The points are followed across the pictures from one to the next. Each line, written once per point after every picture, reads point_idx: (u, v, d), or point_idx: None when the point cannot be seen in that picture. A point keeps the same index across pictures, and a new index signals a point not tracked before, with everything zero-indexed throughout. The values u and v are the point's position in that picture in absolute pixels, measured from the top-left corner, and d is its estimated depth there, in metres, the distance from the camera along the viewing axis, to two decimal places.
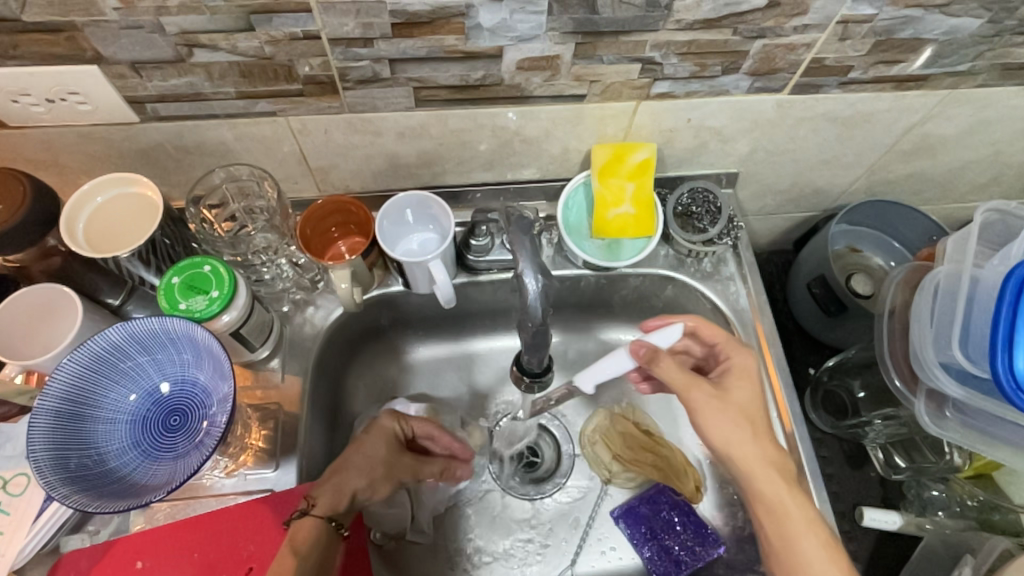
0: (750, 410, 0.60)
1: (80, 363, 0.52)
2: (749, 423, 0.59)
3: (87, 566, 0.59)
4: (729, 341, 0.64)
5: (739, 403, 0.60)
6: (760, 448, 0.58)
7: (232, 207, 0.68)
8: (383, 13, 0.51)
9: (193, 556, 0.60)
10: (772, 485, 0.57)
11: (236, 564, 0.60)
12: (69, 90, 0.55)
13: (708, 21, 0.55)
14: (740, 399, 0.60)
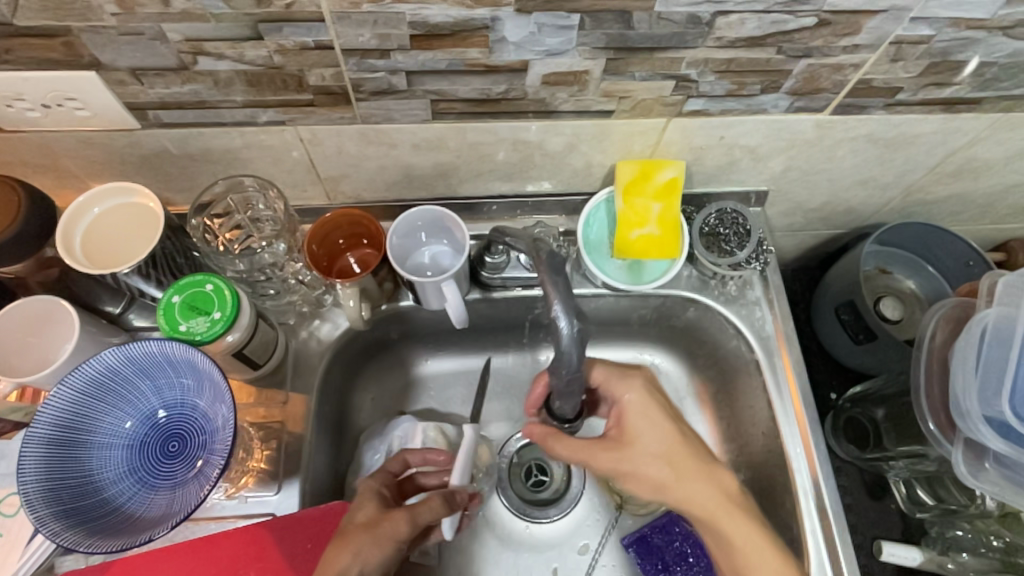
0: (666, 453, 0.59)
1: (75, 387, 0.50)
2: (698, 471, 0.58)
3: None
4: (609, 377, 0.63)
5: (653, 449, 0.59)
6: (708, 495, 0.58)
7: (237, 217, 0.65)
8: (401, 24, 0.47)
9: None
10: (726, 518, 0.57)
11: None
12: (67, 95, 0.52)
13: (751, 39, 0.51)
14: (649, 444, 0.59)
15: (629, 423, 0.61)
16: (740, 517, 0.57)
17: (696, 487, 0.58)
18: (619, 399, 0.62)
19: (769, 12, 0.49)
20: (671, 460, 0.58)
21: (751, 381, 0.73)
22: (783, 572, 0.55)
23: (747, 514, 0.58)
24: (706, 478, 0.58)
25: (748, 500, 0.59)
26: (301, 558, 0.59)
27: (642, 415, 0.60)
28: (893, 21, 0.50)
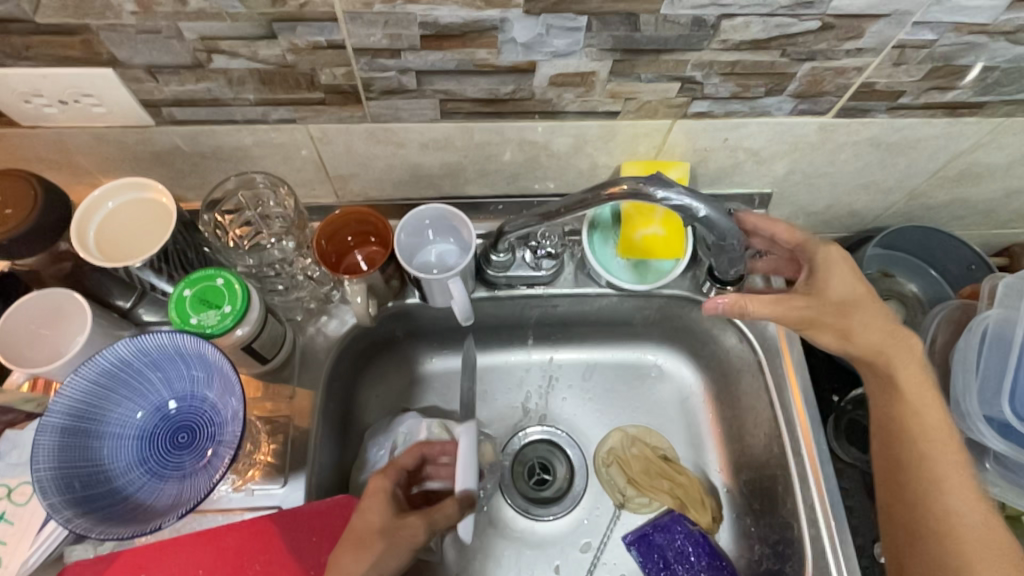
0: (881, 346, 0.59)
1: (88, 378, 0.51)
2: (899, 348, 0.59)
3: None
4: (805, 242, 0.62)
5: (848, 297, 0.59)
6: (883, 338, 0.58)
7: (247, 213, 0.66)
8: (412, 25, 0.48)
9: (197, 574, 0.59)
10: (924, 400, 0.58)
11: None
12: (83, 92, 0.53)
13: (755, 42, 0.52)
14: (845, 291, 0.59)
15: (825, 283, 0.60)
16: (914, 386, 0.58)
17: (900, 361, 0.59)
18: (814, 254, 0.62)
19: (773, 15, 0.49)
20: (894, 335, 0.59)
21: (754, 381, 0.74)
22: (953, 425, 0.56)
23: (926, 376, 0.59)
24: (903, 345, 0.59)
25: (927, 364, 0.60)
26: (306, 552, 0.60)
27: (837, 266, 0.60)
28: (895, 25, 0.51)
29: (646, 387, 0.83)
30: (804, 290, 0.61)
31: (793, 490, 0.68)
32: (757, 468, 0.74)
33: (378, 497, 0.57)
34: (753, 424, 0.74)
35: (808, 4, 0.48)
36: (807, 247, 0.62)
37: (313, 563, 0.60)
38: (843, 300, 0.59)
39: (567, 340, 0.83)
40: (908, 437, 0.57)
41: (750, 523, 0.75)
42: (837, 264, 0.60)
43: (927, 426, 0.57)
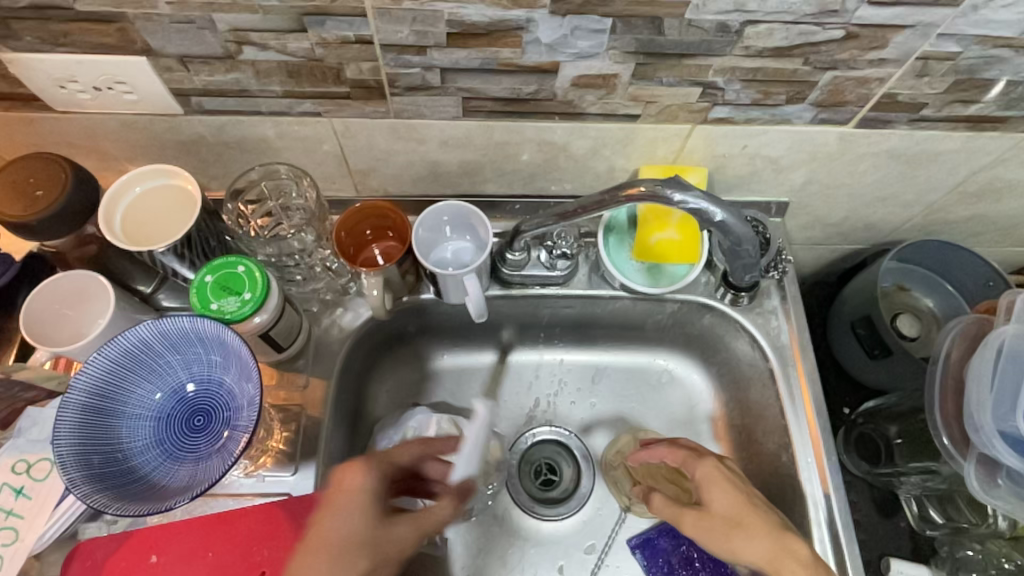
0: (737, 517, 0.57)
1: (109, 359, 0.52)
2: (779, 543, 0.54)
3: (103, 557, 0.59)
4: (687, 459, 0.64)
5: (725, 509, 0.58)
6: (765, 555, 0.54)
7: (269, 204, 0.67)
8: (439, 22, 0.49)
9: (206, 555, 0.60)
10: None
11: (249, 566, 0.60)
12: (116, 79, 0.54)
13: (778, 50, 0.52)
14: (722, 507, 0.58)
15: (707, 497, 0.59)
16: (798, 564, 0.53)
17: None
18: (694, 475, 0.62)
19: (798, 23, 0.50)
20: (745, 527, 0.56)
21: (766, 390, 0.74)
22: None
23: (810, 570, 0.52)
24: (792, 551, 0.53)
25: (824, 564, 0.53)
26: None
27: (712, 480, 0.60)
28: (920, 36, 0.51)
29: (655, 392, 0.83)
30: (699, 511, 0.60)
31: (802, 499, 0.68)
32: (765, 476, 0.73)
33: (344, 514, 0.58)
34: (763, 432, 0.74)
35: (832, 13, 0.49)
36: (688, 464, 0.64)
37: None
38: (690, 512, 0.60)
39: (578, 342, 0.84)
40: None
41: None
42: (717, 472, 0.60)
43: None
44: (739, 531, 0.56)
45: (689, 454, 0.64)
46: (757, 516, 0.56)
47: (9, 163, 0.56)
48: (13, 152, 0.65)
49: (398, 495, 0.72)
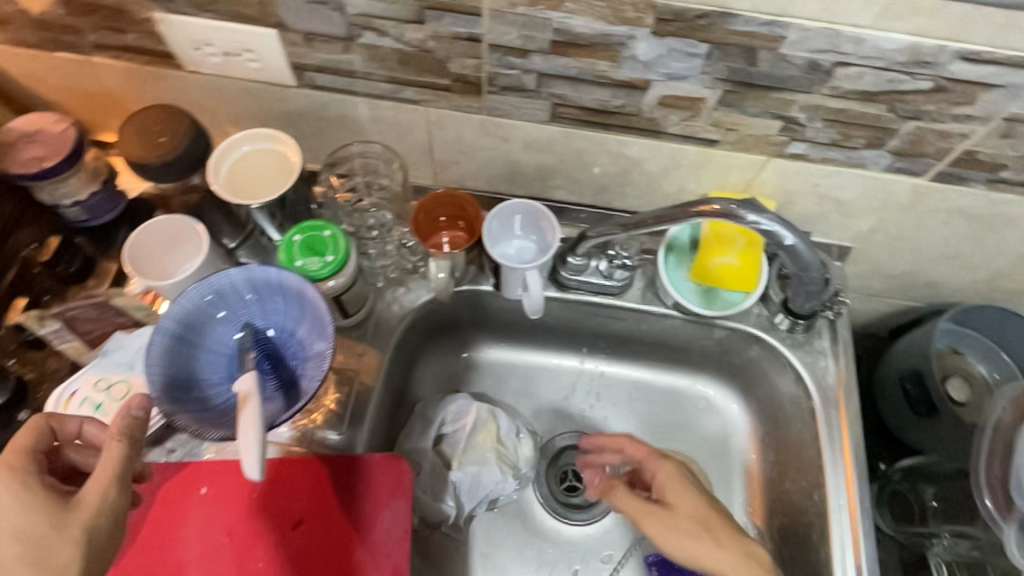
0: (699, 517, 0.59)
1: (201, 293, 0.57)
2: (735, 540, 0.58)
3: (159, 481, 0.63)
4: (648, 457, 0.66)
5: (688, 510, 0.60)
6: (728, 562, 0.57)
7: (355, 179, 0.71)
8: (546, 30, 0.53)
9: (251, 496, 0.63)
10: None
11: (288, 513, 0.63)
12: (245, 48, 0.60)
13: (865, 93, 0.54)
14: (686, 507, 0.60)
15: (667, 495, 0.62)
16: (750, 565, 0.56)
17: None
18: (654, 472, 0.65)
19: (888, 70, 0.52)
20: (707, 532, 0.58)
21: (805, 429, 0.74)
22: None
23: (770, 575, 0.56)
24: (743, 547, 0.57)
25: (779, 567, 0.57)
26: (351, 498, 0.63)
27: (674, 480, 0.63)
28: (1010, 97, 0.52)
29: (691, 417, 0.84)
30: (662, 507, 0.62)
31: (829, 539, 0.67)
32: (792, 514, 0.73)
33: (113, 467, 0.48)
34: (796, 471, 0.74)
35: (925, 64, 0.50)
36: (647, 461, 0.66)
37: (355, 511, 0.63)
38: (649, 510, 0.62)
39: (621, 356, 0.86)
40: None
41: (776, 569, 0.74)
42: (676, 474, 0.63)
43: None
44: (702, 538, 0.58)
45: (652, 452, 0.66)
46: (720, 522, 0.59)
47: (141, 111, 0.62)
48: (139, 102, 0.71)
49: (431, 473, 0.75)
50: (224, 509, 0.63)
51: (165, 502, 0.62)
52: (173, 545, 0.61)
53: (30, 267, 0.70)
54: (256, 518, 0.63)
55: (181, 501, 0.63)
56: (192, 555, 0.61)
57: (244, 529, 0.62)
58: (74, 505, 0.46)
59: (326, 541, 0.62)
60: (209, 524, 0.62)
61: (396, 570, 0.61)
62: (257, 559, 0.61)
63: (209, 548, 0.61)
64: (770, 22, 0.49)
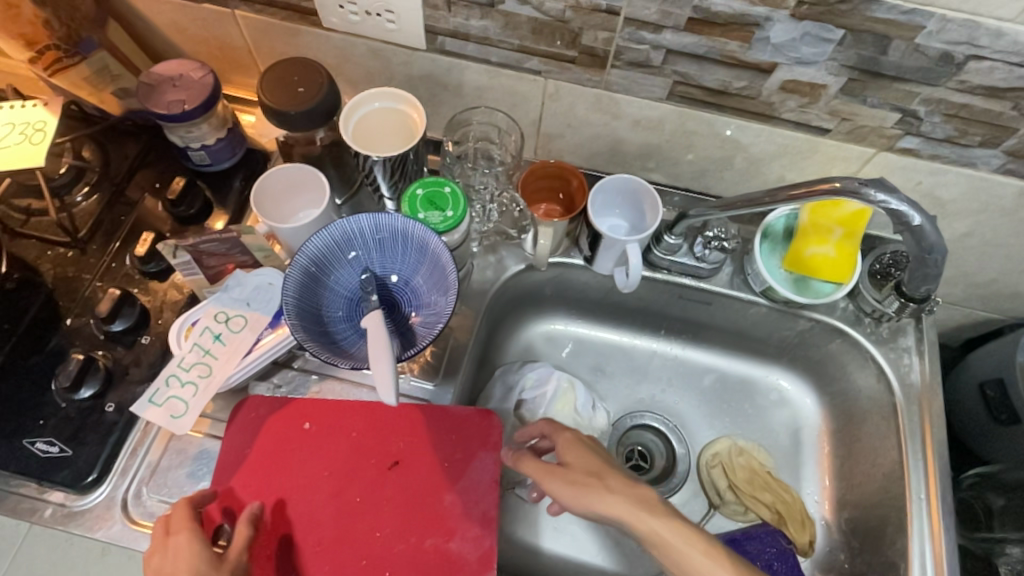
0: (594, 470, 0.57)
1: (331, 236, 0.60)
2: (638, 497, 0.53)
3: (264, 414, 0.66)
4: (552, 428, 0.63)
5: (579, 464, 0.58)
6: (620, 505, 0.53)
7: (467, 146, 0.75)
8: (685, 6, 0.55)
9: (350, 434, 0.66)
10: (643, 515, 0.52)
11: (385, 453, 0.66)
12: (387, 8, 0.63)
13: (992, 89, 0.56)
14: (581, 464, 0.58)
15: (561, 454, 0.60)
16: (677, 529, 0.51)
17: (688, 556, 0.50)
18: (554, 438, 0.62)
19: (1021, 66, 0.53)
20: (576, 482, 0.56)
21: (884, 424, 0.74)
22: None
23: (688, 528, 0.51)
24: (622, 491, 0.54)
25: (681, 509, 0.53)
26: (446, 445, 0.66)
27: (574, 446, 0.60)
28: None
29: (762, 407, 0.85)
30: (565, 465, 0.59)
31: (906, 531, 0.68)
32: (866, 507, 0.74)
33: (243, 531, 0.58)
34: (873, 465, 0.75)
35: None
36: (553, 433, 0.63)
37: (448, 456, 0.66)
38: (552, 470, 0.58)
39: (696, 343, 0.88)
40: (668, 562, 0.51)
41: (845, 560, 0.75)
42: (579, 443, 0.60)
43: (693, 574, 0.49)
44: (591, 489, 0.55)
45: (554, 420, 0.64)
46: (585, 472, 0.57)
47: (281, 62, 0.66)
48: (269, 58, 0.75)
49: (511, 434, 0.77)
50: (325, 446, 0.65)
51: (270, 435, 0.65)
52: (277, 476, 0.64)
53: (155, 204, 0.75)
54: (355, 456, 0.65)
55: (286, 435, 0.65)
56: (294, 485, 0.64)
57: (344, 466, 0.65)
58: (225, 559, 0.54)
59: (420, 482, 0.65)
60: (311, 458, 0.65)
61: (485, 515, 0.64)
62: (355, 493, 0.64)
63: (310, 481, 0.64)
64: (912, 11, 0.51)
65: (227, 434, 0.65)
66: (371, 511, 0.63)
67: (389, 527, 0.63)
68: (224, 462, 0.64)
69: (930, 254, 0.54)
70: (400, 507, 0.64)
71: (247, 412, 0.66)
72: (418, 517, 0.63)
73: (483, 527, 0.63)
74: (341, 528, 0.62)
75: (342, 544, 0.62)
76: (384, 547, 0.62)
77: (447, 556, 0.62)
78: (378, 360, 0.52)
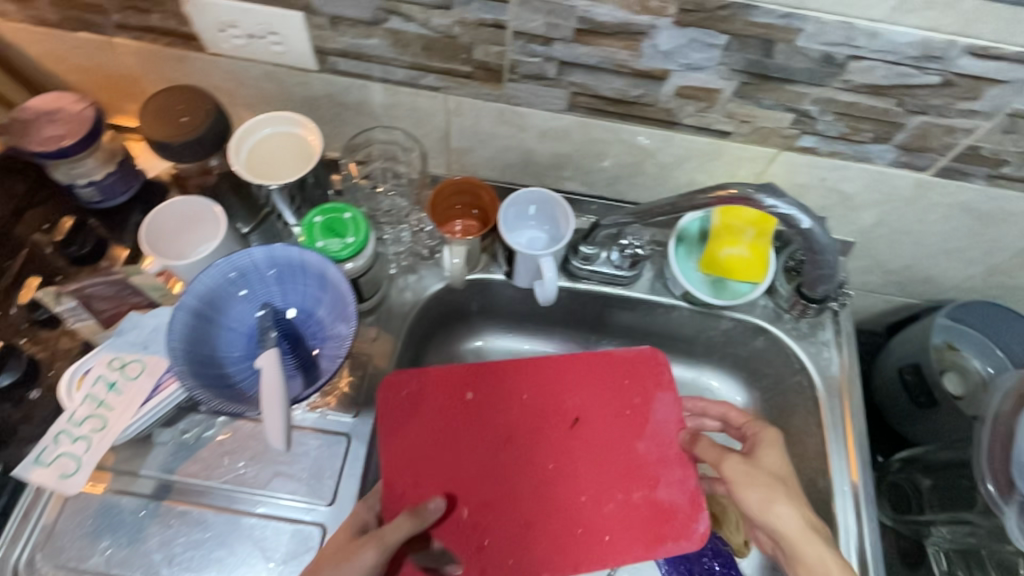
0: (776, 474, 0.59)
1: (222, 272, 0.57)
2: (781, 495, 0.57)
3: (418, 386, 0.69)
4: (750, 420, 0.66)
5: (767, 464, 0.59)
6: (792, 519, 0.56)
7: (372, 166, 0.73)
8: (571, 17, 0.54)
9: (520, 399, 0.69)
10: (804, 537, 0.56)
11: (563, 413, 0.69)
12: (271, 30, 0.61)
13: (876, 87, 0.56)
14: (769, 465, 0.59)
15: (756, 450, 0.61)
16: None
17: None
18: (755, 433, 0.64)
19: (899, 64, 0.54)
20: (751, 482, 0.58)
21: (808, 417, 0.75)
22: None
23: (829, 556, 0.55)
24: (778, 490, 0.57)
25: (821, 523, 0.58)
26: (620, 390, 0.71)
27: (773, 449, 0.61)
28: (1013, 93, 0.55)
29: None
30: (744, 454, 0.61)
31: (833, 525, 0.68)
32: None
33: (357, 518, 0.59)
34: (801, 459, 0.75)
35: (934, 58, 0.52)
36: (756, 426, 0.64)
37: (626, 404, 0.70)
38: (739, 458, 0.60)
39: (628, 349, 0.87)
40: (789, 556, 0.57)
41: (780, 556, 0.75)
42: (776, 444, 0.61)
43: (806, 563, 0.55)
44: (738, 475, 0.58)
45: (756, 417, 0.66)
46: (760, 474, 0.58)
47: (163, 90, 0.63)
48: (157, 85, 0.72)
49: None
50: (489, 411, 0.68)
51: (436, 408, 0.68)
52: (474, 483, 0.65)
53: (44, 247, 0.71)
54: (512, 419, 0.68)
55: (456, 411, 0.68)
56: (458, 459, 0.66)
57: (510, 430, 0.68)
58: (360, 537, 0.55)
59: (610, 437, 0.68)
60: (474, 426, 0.68)
61: (679, 455, 0.67)
62: (546, 460, 0.67)
63: (468, 455, 0.66)
64: (788, 14, 0.51)
65: (382, 412, 0.67)
66: (567, 477, 0.66)
67: (591, 490, 0.66)
68: (393, 451, 0.65)
69: (822, 253, 0.57)
70: (592, 463, 0.67)
71: (383, 406, 0.67)
72: (626, 476, 0.66)
73: (684, 468, 0.67)
74: (572, 543, 0.63)
75: (556, 517, 0.64)
76: (596, 509, 0.65)
77: (658, 505, 0.65)
78: (269, 405, 0.50)
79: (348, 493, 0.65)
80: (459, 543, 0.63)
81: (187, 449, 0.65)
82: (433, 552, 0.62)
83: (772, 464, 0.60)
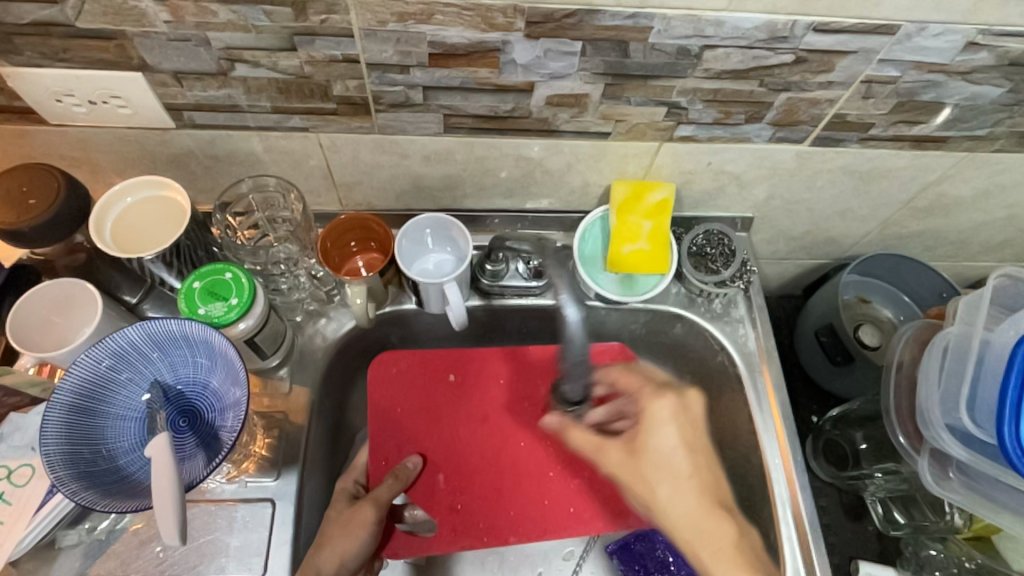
0: (678, 468, 0.59)
1: (96, 360, 0.54)
2: (653, 476, 0.60)
3: (406, 365, 0.76)
4: (643, 387, 0.63)
5: (654, 457, 0.60)
6: (678, 502, 0.58)
7: (255, 216, 0.69)
8: (421, 44, 0.53)
9: (498, 382, 0.76)
10: (705, 550, 0.57)
11: (534, 399, 0.76)
12: (112, 94, 0.57)
13: (736, 72, 0.57)
14: (659, 446, 0.60)
15: (655, 435, 0.60)
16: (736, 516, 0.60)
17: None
18: (645, 406, 0.62)
19: (751, 48, 0.54)
20: (646, 475, 0.60)
21: (735, 395, 0.76)
22: None
23: (736, 558, 0.57)
24: (664, 497, 0.59)
25: (747, 535, 0.59)
26: None
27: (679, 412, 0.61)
28: (863, 61, 0.56)
29: None
30: (626, 441, 0.62)
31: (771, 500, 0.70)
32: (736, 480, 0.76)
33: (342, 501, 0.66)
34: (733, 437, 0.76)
35: (783, 39, 0.53)
36: (641, 396, 0.63)
37: None
38: (671, 430, 0.60)
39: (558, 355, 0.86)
40: (694, 558, 0.58)
41: None
42: (689, 415, 0.61)
43: (708, 573, 0.57)
44: (631, 470, 0.60)
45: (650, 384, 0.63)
46: (681, 481, 0.59)
47: (5, 172, 0.58)
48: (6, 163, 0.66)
49: None
50: (467, 394, 0.76)
51: (416, 385, 0.75)
52: (449, 450, 0.73)
53: None
54: (520, 411, 0.76)
55: (438, 391, 0.75)
56: (439, 433, 0.74)
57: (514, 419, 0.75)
58: (359, 505, 0.63)
59: None
60: (457, 405, 0.75)
61: None
62: (516, 440, 0.75)
63: (449, 428, 0.74)
64: (634, 14, 0.51)
65: (375, 386, 0.75)
66: (532, 454, 0.74)
67: (557, 468, 0.74)
68: (380, 432, 0.73)
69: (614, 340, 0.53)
70: (551, 445, 0.75)
71: (381, 365, 0.75)
72: (591, 457, 0.75)
73: None
74: (520, 498, 0.73)
75: (523, 486, 0.73)
76: (562, 485, 0.74)
77: (617, 485, 0.74)
78: (161, 495, 0.47)
79: (281, 560, 0.62)
80: (435, 509, 0.71)
81: (99, 546, 0.62)
82: (413, 517, 0.71)
83: (642, 455, 0.60)
